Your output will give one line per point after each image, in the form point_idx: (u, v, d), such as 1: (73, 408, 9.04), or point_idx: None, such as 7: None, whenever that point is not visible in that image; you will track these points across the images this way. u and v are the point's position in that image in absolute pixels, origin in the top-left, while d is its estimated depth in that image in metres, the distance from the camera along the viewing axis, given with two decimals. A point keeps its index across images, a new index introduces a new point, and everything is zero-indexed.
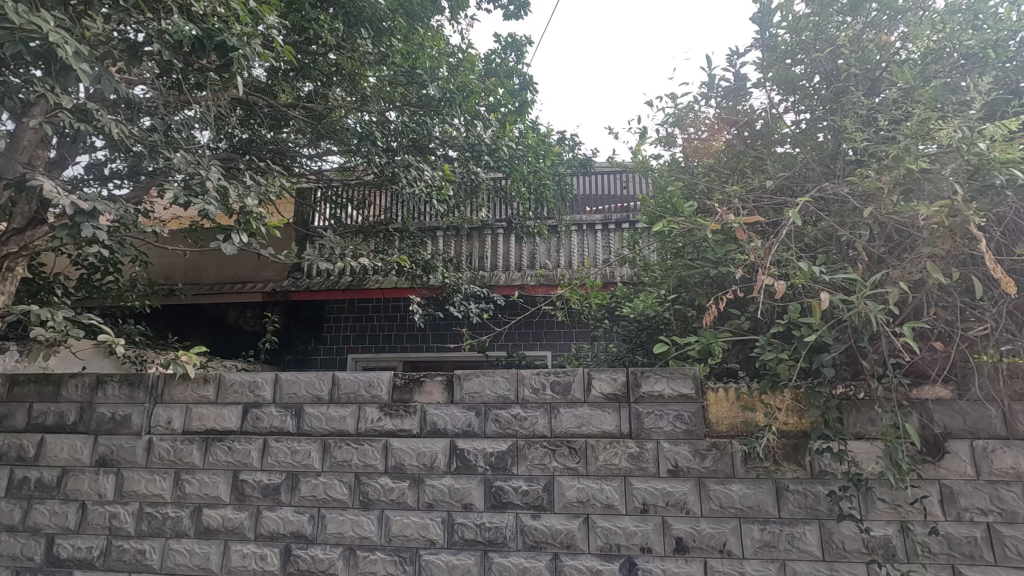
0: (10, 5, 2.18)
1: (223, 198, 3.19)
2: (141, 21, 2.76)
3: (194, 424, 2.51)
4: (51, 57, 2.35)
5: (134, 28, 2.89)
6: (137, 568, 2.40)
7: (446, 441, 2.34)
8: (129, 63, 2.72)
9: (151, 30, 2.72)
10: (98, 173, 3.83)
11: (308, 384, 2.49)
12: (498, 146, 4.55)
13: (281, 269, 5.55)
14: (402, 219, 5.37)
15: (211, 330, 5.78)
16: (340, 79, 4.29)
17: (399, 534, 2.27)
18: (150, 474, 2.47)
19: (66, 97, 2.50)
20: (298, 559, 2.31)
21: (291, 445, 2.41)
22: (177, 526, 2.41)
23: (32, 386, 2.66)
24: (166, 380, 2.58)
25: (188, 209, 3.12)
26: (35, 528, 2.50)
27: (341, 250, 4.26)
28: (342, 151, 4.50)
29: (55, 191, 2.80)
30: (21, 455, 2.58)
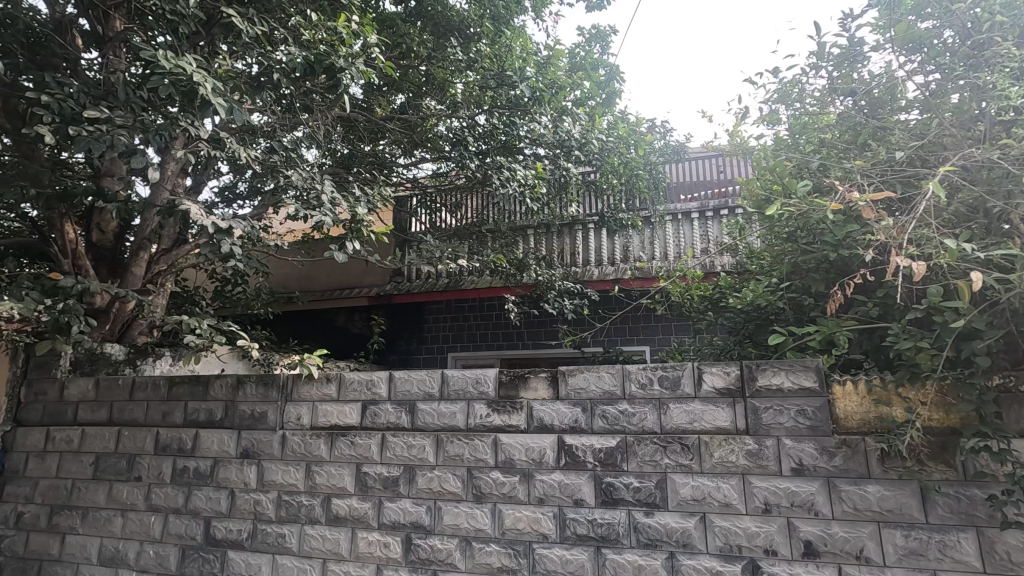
0: (161, 53, 2.50)
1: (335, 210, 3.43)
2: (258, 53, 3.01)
3: (321, 420, 2.73)
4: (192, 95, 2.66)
5: (250, 62, 3.18)
6: (279, 550, 2.65)
7: (554, 436, 2.36)
8: (252, 93, 3.01)
9: (264, 61, 2.96)
10: (226, 195, 4.27)
11: (420, 382, 2.62)
12: (588, 140, 4.54)
13: (384, 274, 5.88)
14: (494, 220, 5.49)
15: (324, 333, 6.24)
16: (429, 88, 4.41)
17: (512, 527, 2.33)
18: (286, 465, 2.71)
19: (202, 129, 2.85)
20: (418, 548, 2.43)
21: (408, 440, 2.55)
22: (311, 513, 2.63)
23: (186, 386, 3.03)
24: (294, 380, 2.82)
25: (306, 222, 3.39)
26: (195, 511, 2.83)
27: (441, 253, 4.46)
28: (434, 158, 4.67)
29: (198, 214, 3.16)
30: (180, 447, 2.94)
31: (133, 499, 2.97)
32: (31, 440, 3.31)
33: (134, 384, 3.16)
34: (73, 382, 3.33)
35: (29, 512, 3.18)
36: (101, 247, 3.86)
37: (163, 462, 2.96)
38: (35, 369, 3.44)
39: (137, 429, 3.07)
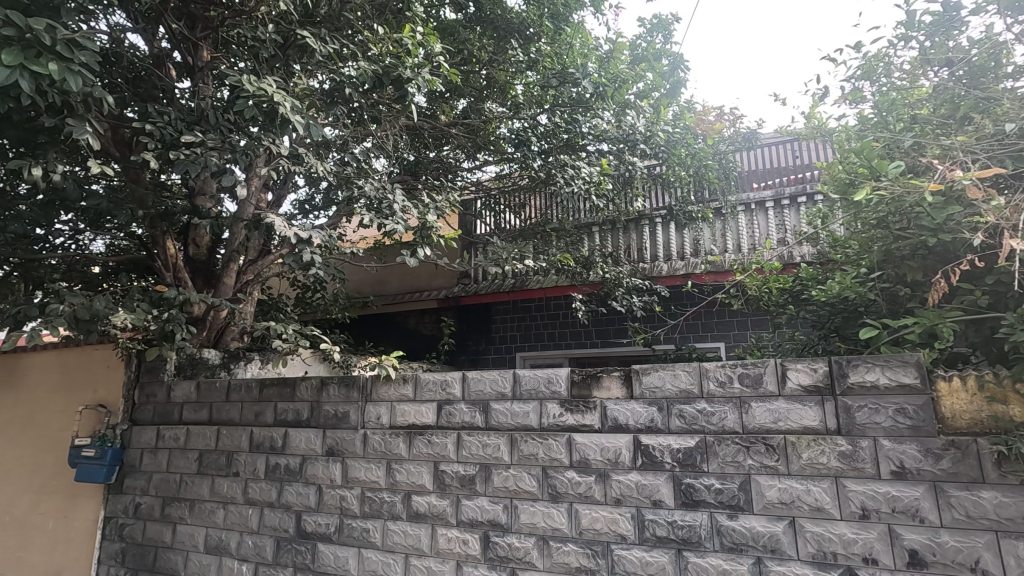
0: (246, 77, 2.69)
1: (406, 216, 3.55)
2: (330, 70, 3.16)
3: (399, 420, 2.83)
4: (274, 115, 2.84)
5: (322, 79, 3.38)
6: (364, 544, 2.76)
7: (630, 436, 2.33)
8: (326, 109, 3.17)
9: (337, 78, 3.09)
10: (305, 207, 4.51)
11: (492, 382, 2.66)
12: (654, 133, 4.47)
13: (452, 277, 6.01)
14: (558, 219, 5.48)
15: (397, 336, 6.46)
16: (490, 92, 4.48)
17: (589, 527, 2.31)
18: (368, 463, 2.84)
19: (282, 146, 3.03)
20: (496, 546, 2.46)
21: (482, 439, 2.59)
22: (392, 509, 2.73)
23: (275, 387, 3.23)
24: (373, 382, 2.94)
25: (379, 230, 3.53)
26: (287, 505, 3.01)
27: (508, 254, 4.50)
28: (497, 160, 4.71)
29: (283, 226, 3.37)
30: (272, 445, 3.14)
31: (232, 493, 3.20)
32: (144, 438, 3.64)
33: (230, 386, 3.41)
34: (178, 385, 3.63)
35: (145, 504, 3.50)
36: (197, 260, 4.20)
37: (258, 459, 3.17)
38: (146, 373, 3.79)
39: (234, 428, 3.31)
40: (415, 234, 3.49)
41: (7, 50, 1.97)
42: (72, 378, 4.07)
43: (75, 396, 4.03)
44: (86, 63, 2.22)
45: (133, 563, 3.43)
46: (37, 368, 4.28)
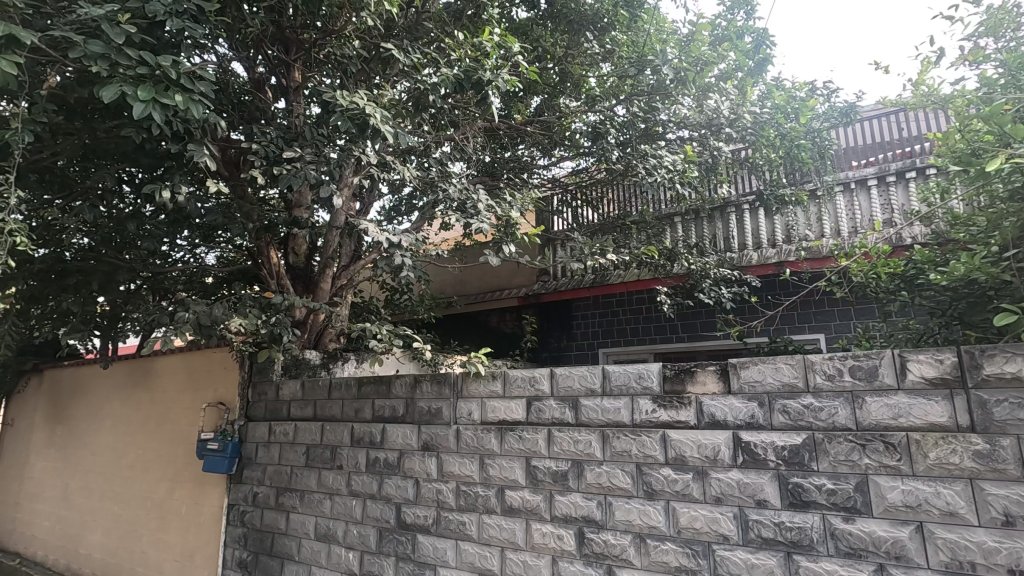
0: (339, 93, 2.85)
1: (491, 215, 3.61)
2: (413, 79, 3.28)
3: (490, 416, 2.89)
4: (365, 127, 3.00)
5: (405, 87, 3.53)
6: (461, 536, 2.84)
7: (729, 433, 2.23)
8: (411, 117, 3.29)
9: (420, 87, 3.22)
10: (391, 212, 4.72)
11: (581, 378, 2.64)
12: (739, 115, 4.28)
13: (531, 274, 6.10)
14: (638, 212, 5.36)
15: (480, 334, 6.60)
16: (564, 86, 4.53)
17: (688, 526, 2.24)
18: (462, 458, 2.92)
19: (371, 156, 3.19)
20: (592, 542, 2.45)
21: (574, 435, 2.58)
22: (487, 503, 2.79)
23: (373, 385, 3.40)
24: (463, 378, 3.02)
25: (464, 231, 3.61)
26: (387, 497, 3.16)
27: (590, 250, 4.45)
28: (572, 155, 4.73)
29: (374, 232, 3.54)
30: (372, 440, 3.31)
31: (337, 484, 3.41)
32: (258, 433, 3.96)
33: (332, 384, 3.63)
34: (285, 384, 3.92)
35: (261, 493, 3.80)
36: (296, 267, 4.48)
37: (359, 453, 3.35)
38: (257, 373, 4.12)
39: (336, 424, 3.52)
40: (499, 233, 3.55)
41: (142, 87, 2.22)
42: (196, 378, 4.51)
43: (199, 394, 4.46)
44: (204, 93, 2.45)
45: (252, 547, 3.74)
46: (167, 369, 4.78)
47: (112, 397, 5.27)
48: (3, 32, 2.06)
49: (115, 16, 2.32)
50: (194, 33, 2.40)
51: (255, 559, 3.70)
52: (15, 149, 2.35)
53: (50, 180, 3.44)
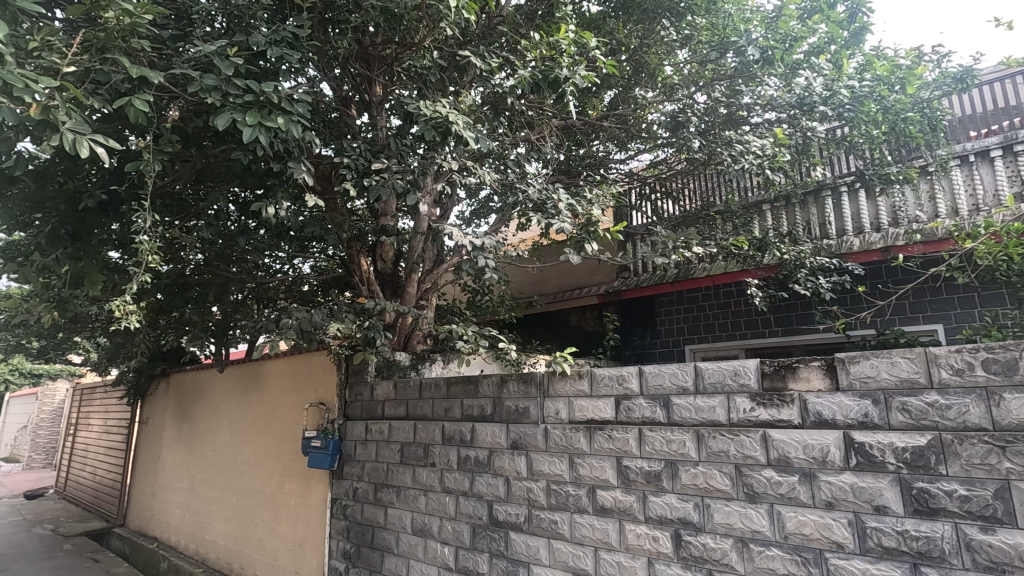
0: (422, 103, 2.96)
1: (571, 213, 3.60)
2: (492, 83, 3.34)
3: (578, 415, 2.87)
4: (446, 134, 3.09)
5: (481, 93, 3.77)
6: (553, 535, 2.84)
7: (839, 433, 2.08)
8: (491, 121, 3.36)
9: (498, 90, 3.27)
10: (471, 215, 4.83)
11: (672, 376, 2.57)
12: (834, 91, 3.89)
13: (610, 271, 6.05)
14: (722, 202, 5.13)
15: (561, 333, 6.59)
16: (639, 78, 4.49)
17: (796, 532, 2.11)
18: (552, 456, 2.92)
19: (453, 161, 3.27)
20: (690, 545, 2.36)
21: (666, 435, 2.51)
22: (578, 502, 2.77)
23: (461, 385, 3.50)
24: (549, 378, 3.03)
25: (545, 230, 3.62)
26: (479, 494, 3.23)
27: (674, 243, 4.31)
28: (650, 147, 4.63)
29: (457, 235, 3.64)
30: (463, 438, 3.40)
31: (431, 481, 3.53)
32: (356, 431, 4.18)
33: (422, 385, 3.77)
34: (379, 384, 4.11)
35: (361, 488, 4.01)
36: (384, 273, 4.66)
37: (451, 451, 3.45)
38: (353, 375, 4.35)
39: (428, 422, 3.65)
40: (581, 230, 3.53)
41: (249, 113, 2.41)
42: (299, 379, 4.85)
43: (302, 395, 4.79)
44: (301, 113, 2.64)
45: (355, 539, 3.95)
46: (274, 372, 5.17)
47: (228, 398, 5.77)
48: (136, 74, 2.33)
49: (224, 51, 2.55)
50: (291, 59, 2.64)
51: (357, 550, 3.91)
52: (147, 177, 2.63)
53: (170, 204, 3.81)
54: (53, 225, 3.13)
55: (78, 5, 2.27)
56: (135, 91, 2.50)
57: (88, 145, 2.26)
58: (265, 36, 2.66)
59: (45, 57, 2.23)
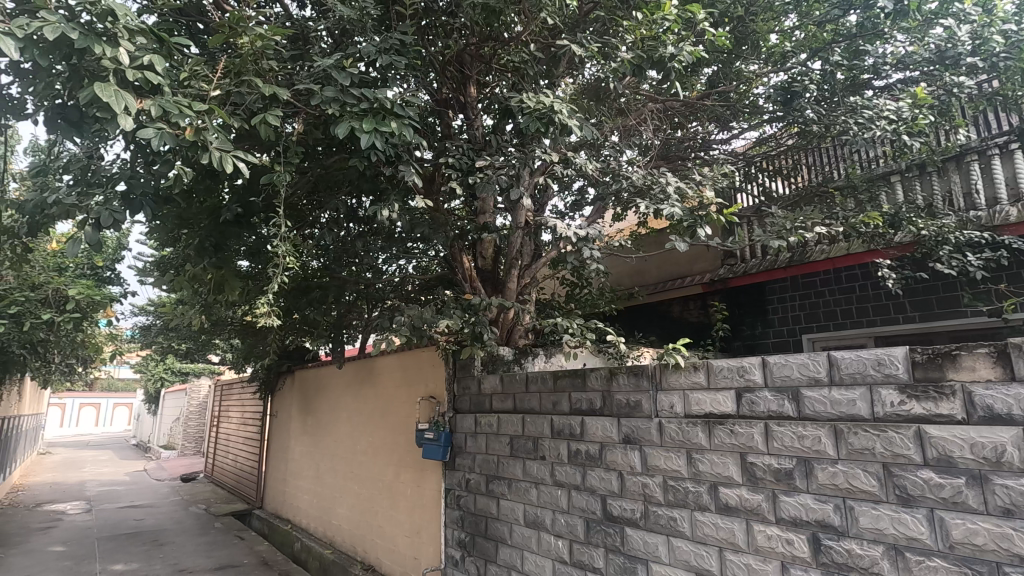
0: (528, 96, 3.02)
1: (681, 198, 3.47)
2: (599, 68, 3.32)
3: (694, 409, 2.74)
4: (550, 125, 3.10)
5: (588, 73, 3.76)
6: (672, 532, 2.73)
7: (1016, 430, 1.81)
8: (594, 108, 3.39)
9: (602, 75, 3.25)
10: (570, 207, 4.78)
11: (801, 367, 2.37)
12: (984, 38, 3.53)
13: (714, 258, 5.75)
14: (843, 176, 4.69)
15: (662, 325, 6.37)
16: (744, 48, 4.17)
17: (965, 541, 1.86)
18: (668, 452, 2.81)
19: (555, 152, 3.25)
20: (831, 550, 2.17)
21: (798, 431, 2.32)
22: (699, 500, 2.64)
23: (568, 378, 3.48)
24: (662, 370, 2.92)
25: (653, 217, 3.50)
26: (592, 488, 3.18)
27: (793, 224, 3.99)
28: (755, 124, 4.41)
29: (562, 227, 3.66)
30: (572, 432, 3.37)
31: (542, 474, 3.54)
32: (465, 424, 4.30)
33: (529, 378, 3.80)
34: (486, 378, 4.20)
35: (473, 480, 4.12)
36: (484, 270, 4.71)
37: (561, 445, 3.44)
38: (461, 369, 4.48)
39: (536, 416, 3.67)
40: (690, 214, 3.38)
41: (366, 120, 2.55)
42: (410, 373, 5.08)
43: (413, 389, 5.01)
44: (412, 117, 2.74)
45: (469, 528, 4.06)
46: (386, 367, 5.46)
47: (346, 392, 6.19)
48: (268, 92, 2.55)
49: (340, 64, 2.72)
50: (399, 65, 2.76)
51: (472, 539, 4.01)
52: (279, 189, 2.87)
53: (291, 213, 4.13)
54: (200, 237, 3.52)
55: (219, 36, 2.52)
56: (266, 109, 2.72)
57: (233, 162, 2.50)
58: (375, 45, 2.81)
59: (195, 84, 2.51)
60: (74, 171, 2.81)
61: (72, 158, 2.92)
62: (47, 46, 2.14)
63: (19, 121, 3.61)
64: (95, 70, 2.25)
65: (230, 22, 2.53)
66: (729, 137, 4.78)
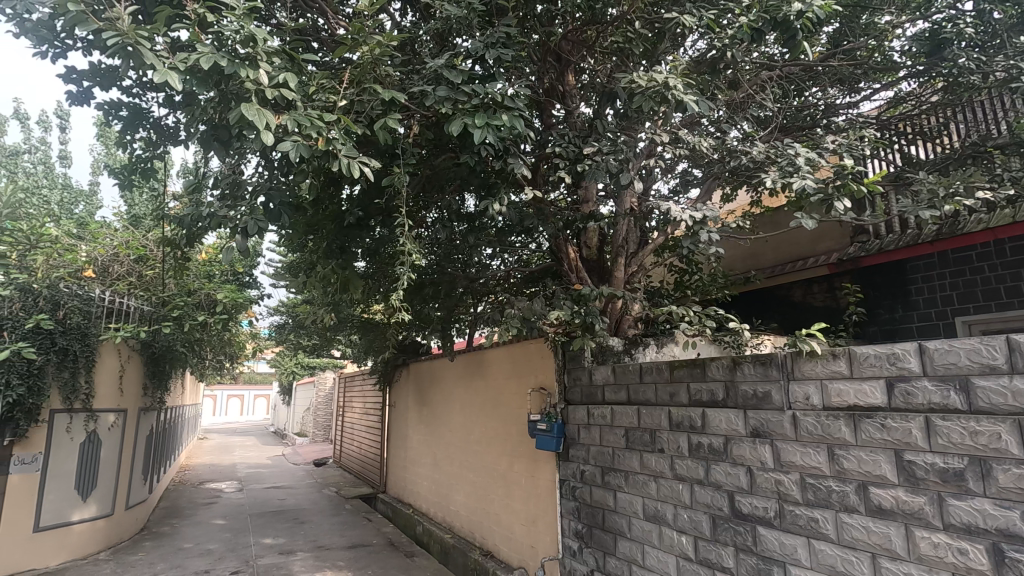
0: (638, 76, 2.94)
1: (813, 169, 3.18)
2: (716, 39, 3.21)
3: (835, 400, 2.50)
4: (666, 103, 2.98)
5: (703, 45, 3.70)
6: (813, 534, 2.51)
7: None
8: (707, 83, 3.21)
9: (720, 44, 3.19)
10: (677, 189, 4.57)
11: (969, 353, 2.07)
12: None
13: (841, 236, 5.25)
14: (1004, 130, 4.08)
15: (782, 311, 5.92)
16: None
17: None
18: (804, 447, 2.59)
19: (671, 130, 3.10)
20: (1019, 565, 1.87)
21: (969, 426, 2.03)
22: (845, 500, 2.40)
23: (685, 369, 3.33)
24: (794, 359, 2.69)
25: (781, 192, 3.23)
26: (717, 484, 3.02)
27: (945, 190, 3.52)
28: (890, 82, 3.98)
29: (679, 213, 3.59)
30: (693, 424, 3.23)
31: (661, 467, 3.42)
32: (578, 416, 4.27)
33: (643, 368, 3.69)
34: (597, 369, 4.14)
35: (588, 472, 4.08)
36: (590, 260, 4.63)
37: (681, 437, 3.30)
38: (570, 360, 4.47)
39: (653, 407, 3.55)
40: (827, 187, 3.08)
41: (478, 115, 2.61)
42: (520, 365, 5.15)
43: (524, 381, 5.07)
44: (521, 109, 2.76)
45: (586, 520, 4.03)
46: (496, 359, 5.58)
47: (458, 384, 6.42)
48: (387, 97, 2.70)
49: (450, 62, 2.81)
50: (506, 58, 2.79)
51: (589, 531, 3.98)
52: (398, 190, 3.01)
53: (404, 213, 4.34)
54: (327, 240, 3.81)
55: (343, 48, 2.70)
56: (384, 115, 2.86)
57: (358, 167, 2.66)
58: (482, 41, 2.86)
59: (322, 97, 2.71)
60: (224, 186, 3.14)
61: (221, 176, 3.27)
62: (203, 76, 2.42)
63: (176, 147, 4.11)
64: (239, 92, 2.50)
65: (351, 34, 2.69)
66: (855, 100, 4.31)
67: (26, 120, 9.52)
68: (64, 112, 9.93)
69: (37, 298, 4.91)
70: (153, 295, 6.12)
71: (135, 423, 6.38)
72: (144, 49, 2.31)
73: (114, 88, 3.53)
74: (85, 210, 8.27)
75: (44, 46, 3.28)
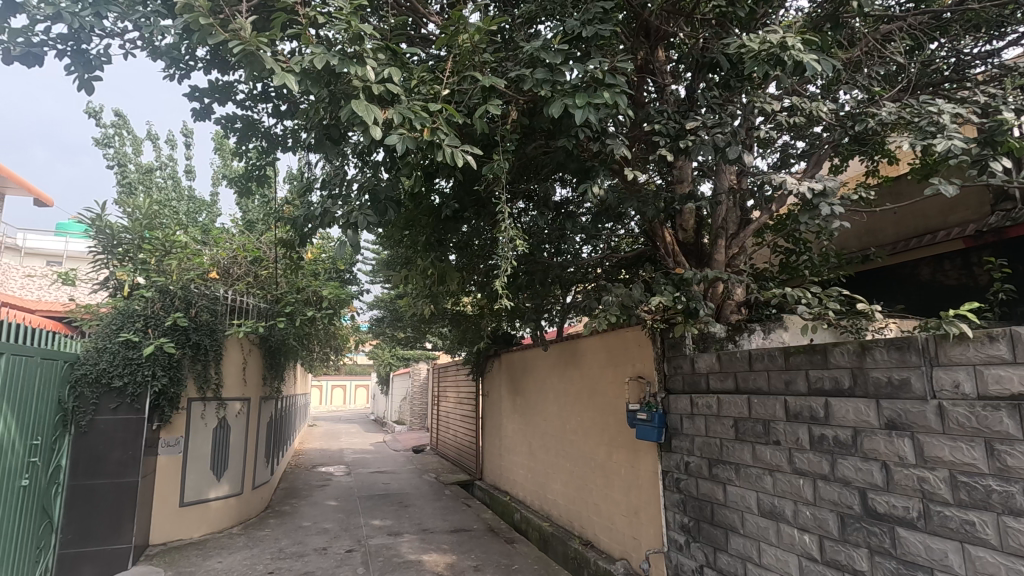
0: (750, 39, 2.76)
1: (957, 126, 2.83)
2: None
3: (992, 389, 2.19)
4: (786, 66, 2.76)
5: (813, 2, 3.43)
6: (969, 539, 2.23)
7: None
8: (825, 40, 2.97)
9: None
10: (783, 163, 4.22)
11: None
12: None
13: (976, 205, 4.69)
14: None
15: (906, 293, 5.35)
16: None
17: None
18: (954, 441, 2.30)
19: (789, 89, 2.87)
20: None
21: None
22: (1009, 502, 2.11)
23: (803, 355, 3.08)
24: (937, 342, 2.40)
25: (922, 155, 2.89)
26: (845, 480, 2.77)
27: None
28: None
29: (795, 184, 3.29)
30: (814, 415, 2.98)
31: (778, 461, 3.19)
32: (680, 405, 4.09)
33: (753, 355, 3.47)
34: (700, 356, 3.95)
35: (693, 463, 3.91)
36: (686, 243, 4.39)
37: (800, 429, 3.06)
38: (670, 348, 4.30)
39: (765, 396, 3.33)
40: (974, 145, 2.73)
41: (579, 95, 2.56)
42: (616, 354, 5.04)
43: (621, 370, 4.97)
44: (623, 85, 2.67)
45: (693, 514, 3.87)
46: (591, 348, 5.51)
47: (551, 373, 6.41)
48: (487, 85, 2.72)
49: (546, 44, 2.79)
50: (604, 33, 2.71)
51: (697, 525, 3.82)
52: (499, 177, 3.02)
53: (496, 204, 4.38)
54: (426, 234, 3.93)
55: (441, 40, 2.75)
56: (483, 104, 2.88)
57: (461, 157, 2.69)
58: (578, 19, 2.82)
59: (424, 89, 2.79)
60: (333, 186, 3.32)
61: (327, 176, 3.46)
62: (316, 77, 2.56)
63: (284, 153, 4.40)
64: (348, 91, 2.61)
65: (450, 24, 2.73)
66: (996, 48, 3.81)
67: (157, 139, 10.62)
68: (188, 130, 10.98)
69: (173, 298, 5.47)
70: (268, 293, 6.65)
71: (257, 410, 6.98)
72: (263, 56, 2.46)
73: (231, 102, 3.85)
74: (207, 218, 9.14)
75: (173, 68, 3.64)
